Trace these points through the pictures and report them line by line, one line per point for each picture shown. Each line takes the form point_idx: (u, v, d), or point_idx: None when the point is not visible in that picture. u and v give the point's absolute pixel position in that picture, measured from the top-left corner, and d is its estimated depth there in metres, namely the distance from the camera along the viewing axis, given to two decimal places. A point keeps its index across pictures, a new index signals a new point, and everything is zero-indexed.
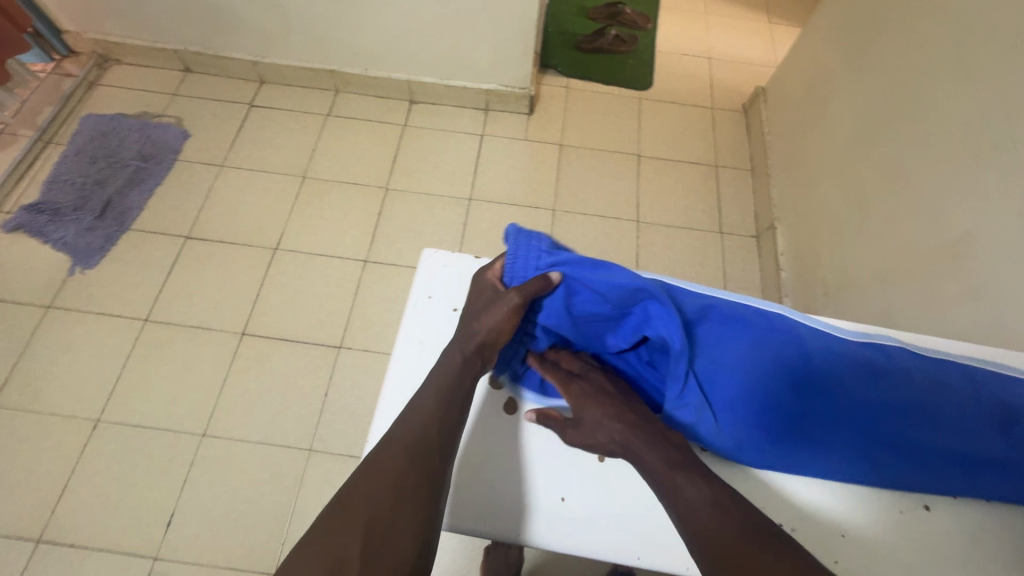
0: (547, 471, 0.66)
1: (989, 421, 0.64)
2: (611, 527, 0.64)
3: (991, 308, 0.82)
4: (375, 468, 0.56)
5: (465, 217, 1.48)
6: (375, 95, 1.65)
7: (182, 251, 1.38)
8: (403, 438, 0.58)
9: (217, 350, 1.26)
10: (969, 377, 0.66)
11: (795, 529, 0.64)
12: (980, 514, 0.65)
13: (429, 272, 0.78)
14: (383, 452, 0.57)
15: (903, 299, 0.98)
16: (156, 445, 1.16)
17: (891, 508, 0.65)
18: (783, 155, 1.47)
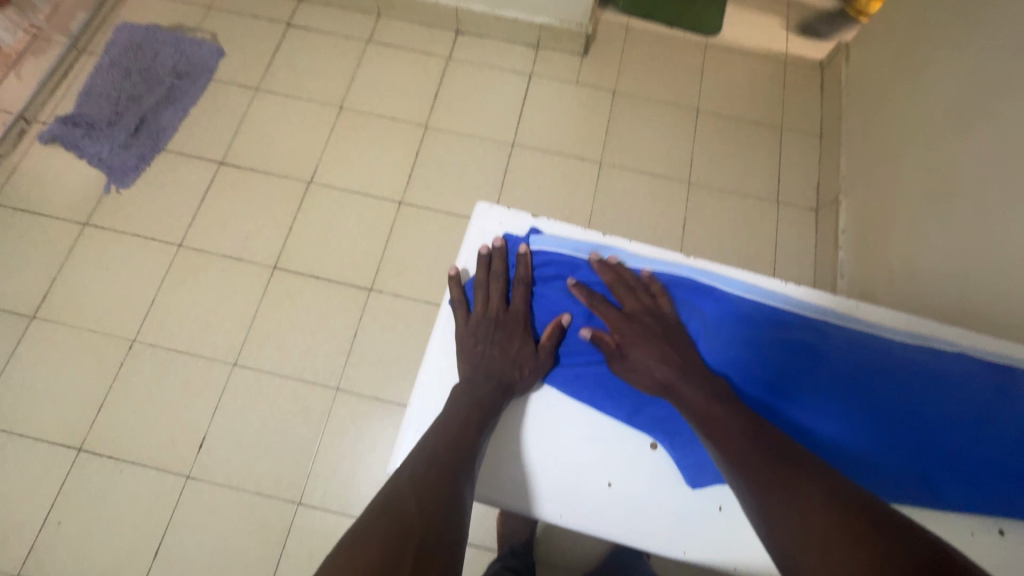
0: (596, 452, 0.63)
1: None
2: (659, 516, 0.61)
3: None
4: (426, 476, 0.53)
5: (506, 163, 1.40)
6: (419, 23, 1.53)
7: (215, 177, 1.35)
8: (449, 427, 0.58)
9: (249, 281, 1.26)
10: None
11: None
12: None
13: (482, 232, 0.73)
14: (433, 458, 0.55)
15: (979, 296, 0.90)
16: (189, 369, 1.18)
17: (959, 529, 0.60)
18: (859, 122, 1.34)
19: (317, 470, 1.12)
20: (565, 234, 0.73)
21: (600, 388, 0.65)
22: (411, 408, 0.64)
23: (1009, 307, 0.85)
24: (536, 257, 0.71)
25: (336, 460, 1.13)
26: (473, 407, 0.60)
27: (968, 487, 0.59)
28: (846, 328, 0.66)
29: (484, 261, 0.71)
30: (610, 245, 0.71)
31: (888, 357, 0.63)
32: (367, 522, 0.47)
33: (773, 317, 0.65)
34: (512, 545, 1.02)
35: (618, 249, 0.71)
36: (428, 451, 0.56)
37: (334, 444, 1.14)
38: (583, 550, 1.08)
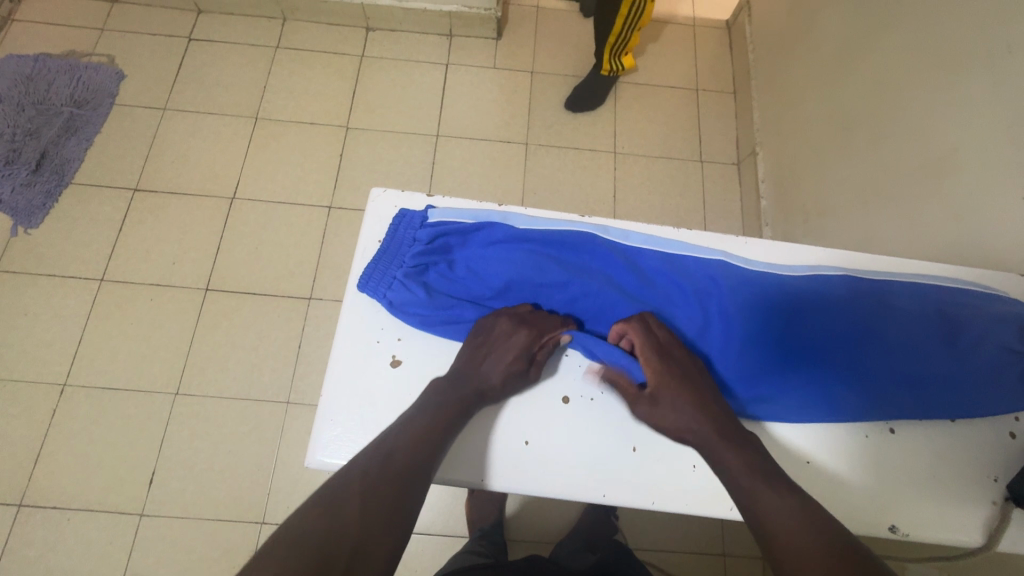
0: (511, 414, 0.62)
1: (935, 334, 0.60)
2: (579, 466, 0.61)
3: (974, 229, 0.80)
4: (377, 478, 0.50)
5: (434, 155, 1.40)
6: (327, 23, 1.50)
7: (132, 205, 1.30)
8: (407, 427, 0.55)
9: (182, 307, 1.22)
10: (944, 294, 0.63)
11: None
12: (942, 431, 0.61)
13: (379, 215, 0.68)
14: (386, 456, 0.52)
15: (883, 223, 0.96)
16: (129, 405, 1.14)
17: (856, 433, 0.61)
18: (766, 75, 1.39)
19: (277, 486, 1.10)
20: (461, 206, 0.69)
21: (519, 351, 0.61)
22: (324, 399, 0.60)
23: (910, 229, 0.90)
24: (438, 229, 0.65)
25: (296, 473, 1.11)
26: (445, 405, 0.57)
27: (860, 395, 0.60)
28: (744, 263, 0.66)
29: (383, 241, 0.65)
30: (511, 210, 0.67)
31: (785, 288, 0.63)
32: (304, 520, 0.46)
33: (677, 267, 0.65)
34: (482, 527, 1.04)
35: (518, 213, 0.68)
36: (381, 446, 0.53)
37: (291, 457, 1.12)
38: (553, 521, 1.11)
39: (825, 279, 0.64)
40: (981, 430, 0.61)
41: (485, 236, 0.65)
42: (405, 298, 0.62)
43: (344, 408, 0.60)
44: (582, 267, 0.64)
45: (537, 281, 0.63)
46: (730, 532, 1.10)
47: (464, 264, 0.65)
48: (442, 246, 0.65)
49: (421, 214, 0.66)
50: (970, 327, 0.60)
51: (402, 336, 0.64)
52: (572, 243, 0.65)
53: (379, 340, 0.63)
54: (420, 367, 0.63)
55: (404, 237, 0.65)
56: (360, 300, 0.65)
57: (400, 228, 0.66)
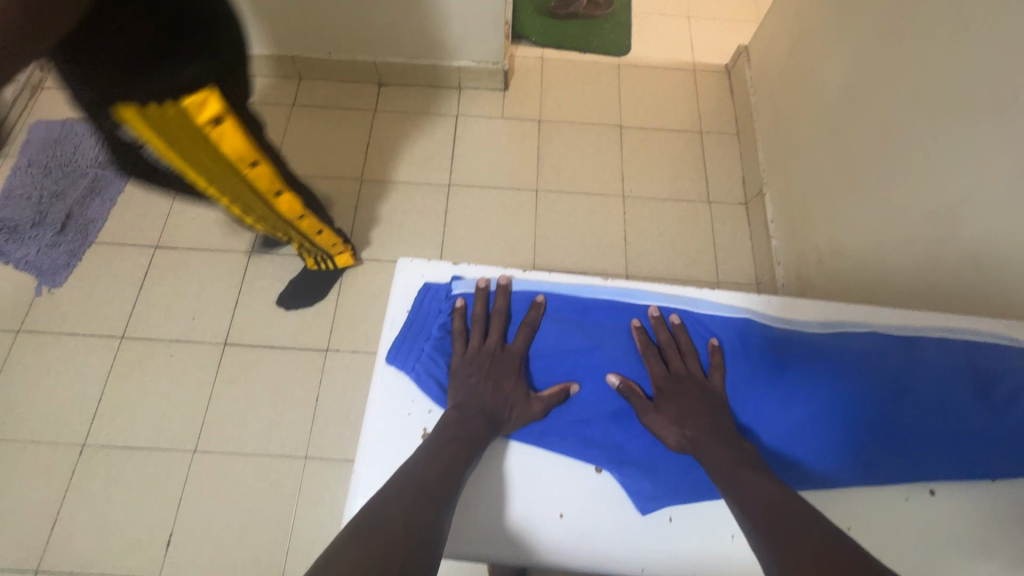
0: (543, 486, 0.61)
1: (963, 392, 0.60)
2: (615, 537, 0.59)
3: (991, 271, 0.79)
4: (411, 502, 0.50)
5: (446, 204, 1.43)
6: (341, 80, 1.56)
7: (153, 261, 1.33)
8: (435, 460, 0.55)
9: (201, 362, 1.23)
10: (968, 348, 0.63)
11: None
12: (984, 492, 0.60)
13: (406, 283, 0.69)
14: (418, 485, 0.52)
15: (898, 265, 0.96)
16: (147, 464, 1.13)
17: (895, 497, 0.60)
18: (768, 118, 1.43)
19: (295, 545, 1.08)
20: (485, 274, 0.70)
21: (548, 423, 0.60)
22: (355, 478, 0.59)
23: (926, 271, 0.91)
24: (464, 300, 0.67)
25: (315, 530, 1.10)
26: (461, 435, 0.58)
27: (897, 459, 0.59)
28: (766, 320, 0.67)
29: (410, 314, 0.67)
30: (532, 279, 0.69)
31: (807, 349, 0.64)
32: (346, 543, 0.45)
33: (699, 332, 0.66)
34: None
35: (539, 280, 0.70)
36: (411, 477, 0.53)
37: (309, 514, 1.11)
38: None
39: (848, 340, 0.65)
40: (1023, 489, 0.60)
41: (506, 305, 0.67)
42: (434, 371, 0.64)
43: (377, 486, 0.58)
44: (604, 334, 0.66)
45: (562, 348, 0.65)
46: None
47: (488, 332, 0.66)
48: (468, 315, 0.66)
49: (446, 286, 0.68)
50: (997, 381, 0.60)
51: (431, 407, 0.62)
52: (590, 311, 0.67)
53: (409, 412, 0.62)
54: None
55: (431, 307, 0.67)
56: (387, 373, 0.64)
57: (426, 300, 0.68)
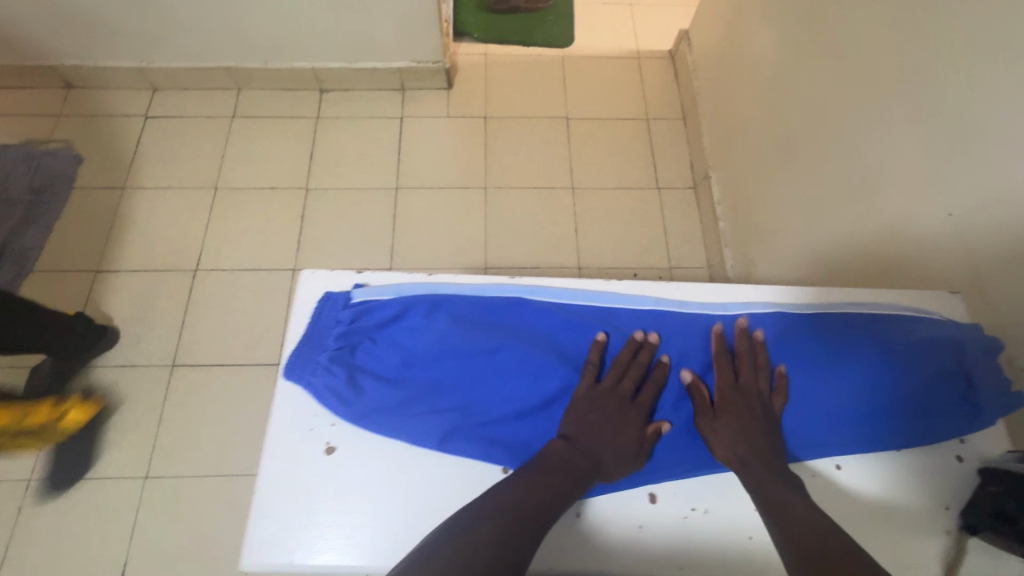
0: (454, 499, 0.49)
1: (876, 366, 0.56)
2: None
3: (901, 246, 0.77)
4: (513, 535, 0.42)
5: (395, 207, 1.41)
6: (281, 89, 1.54)
7: (94, 287, 1.29)
8: (508, 501, 0.44)
9: (149, 386, 1.20)
10: (891, 325, 0.58)
11: (707, 511, 0.52)
12: (897, 459, 0.54)
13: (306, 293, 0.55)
14: (515, 506, 0.44)
15: (821, 243, 0.95)
16: (97, 495, 1.11)
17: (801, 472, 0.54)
18: (709, 101, 1.43)
19: None
20: (390, 278, 0.57)
21: (479, 435, 0.51)
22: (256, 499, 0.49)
23: (849, 245, 0.88)
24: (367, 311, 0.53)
25: None
26: (534, 474, 0.47)
27: (806, 439, 0.54)
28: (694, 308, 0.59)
29: (303, 327, 0.53)
30: (448, 280, 0.57)
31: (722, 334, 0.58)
32: None
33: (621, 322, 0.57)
34: None
35: (458, 281, 0.57)
36: (506, 497, 0.45)
37: None
38: None
39: (775, 324, 0.58)
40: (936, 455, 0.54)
41: (416, 311, 0.54)
42: (332, 390, 0.50)
43: (282, 511, 0.48)
44: (539, 339, 0.54)
45: (490, 355, 0.53)
46: None
47: (396, 342, 0.53)
48: (375, 325, 0.53)
49: (344, 294, 0.54)
50: (913, 355, 0.56)
51: (336, 420, 0.51)
52: (525, 310, 0.55)
53: (313, 427, 0.51)
54: (379, 460, 0.50)
55: (328, 319, 0.53)
56: (283, 386, 0.52)
57: (324, 312, 0.54)
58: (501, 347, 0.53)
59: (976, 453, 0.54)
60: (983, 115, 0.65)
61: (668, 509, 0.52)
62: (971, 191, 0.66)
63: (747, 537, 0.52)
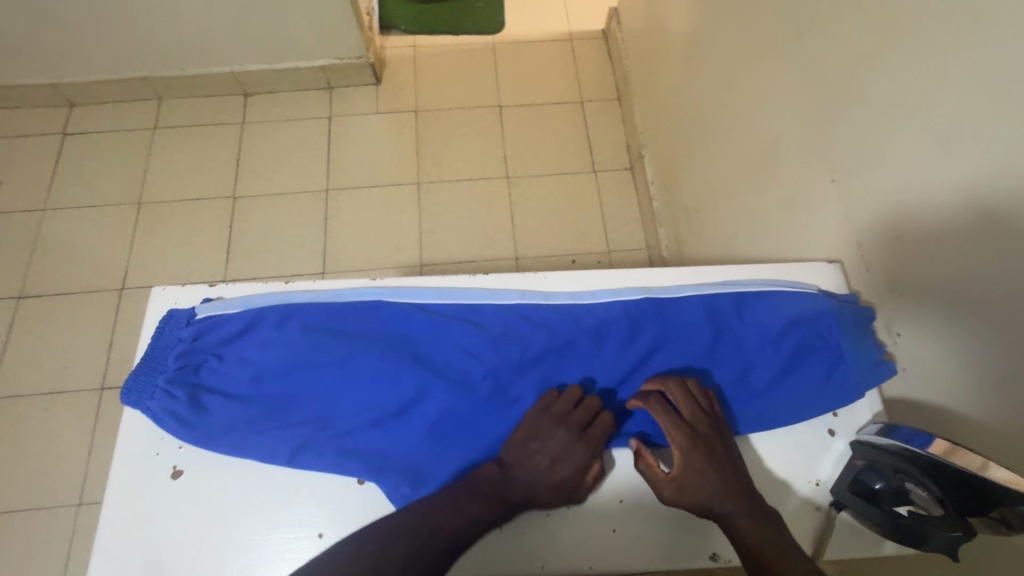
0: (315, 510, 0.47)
1: (751, 347, 0.55)
2: None
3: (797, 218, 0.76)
4: (428, 553, 0.43)
5: (326, 210, 1.38)
6: (203, 95, 1.49)
7: (17, 315, 1.25)
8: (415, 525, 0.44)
9: (77, 412, 1.17)
10: (774, 301, 0.56)
11: (571, 506, 0.50)
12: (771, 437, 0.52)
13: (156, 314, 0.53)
14: (427, 520, 0.45)
15: (735, 217, 0.94)
16: (30, 527, 1.08)
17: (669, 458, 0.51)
18: (639, 79, 1.41)
19: None
20: (242, 292, 0.54)
21: (332, 446, 0.49)
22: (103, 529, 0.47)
23: (756, 218, 0.87)
24: (211, 329, 0.51)
25: None
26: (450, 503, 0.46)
27: None
28: (572, 298, 0.56)
29: (145, 349, 0.51)
30: (303, 289, 0.54)
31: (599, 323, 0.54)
32: None
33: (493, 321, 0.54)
34: None
35: (313, 289, 0.55)
36: (423, 518, 0.44)
37: None
38: None
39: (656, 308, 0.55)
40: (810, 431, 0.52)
41: (265, 326, 0.51)
42: (172, 413, 0.48)
43: (128, 538, 0.47)
44: (399, 345, 0.52)
45: (344, 366, 0.51)
46: None
47: (246, 359, 0.51)
48: (222, 343, 0.51)
49: (189, 312, 0.52)
50: (790, 332, 0.54)
51: (184, 443, 0.49)
52: (384, 316, 0.53)
53: (159, 451, 0.49)
54: (232, 476, 0.48)
55: (172, 340, 0.51)
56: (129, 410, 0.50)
57: (166, 332, 0.51)
58: (354, 355, 0.51)
59: (849, 426, 0.52)
60: (852, 75, 0.63)
61: (532, 508, 0.50)
62: (849, 154, 0.65)
63: (610, 531, 0.49)
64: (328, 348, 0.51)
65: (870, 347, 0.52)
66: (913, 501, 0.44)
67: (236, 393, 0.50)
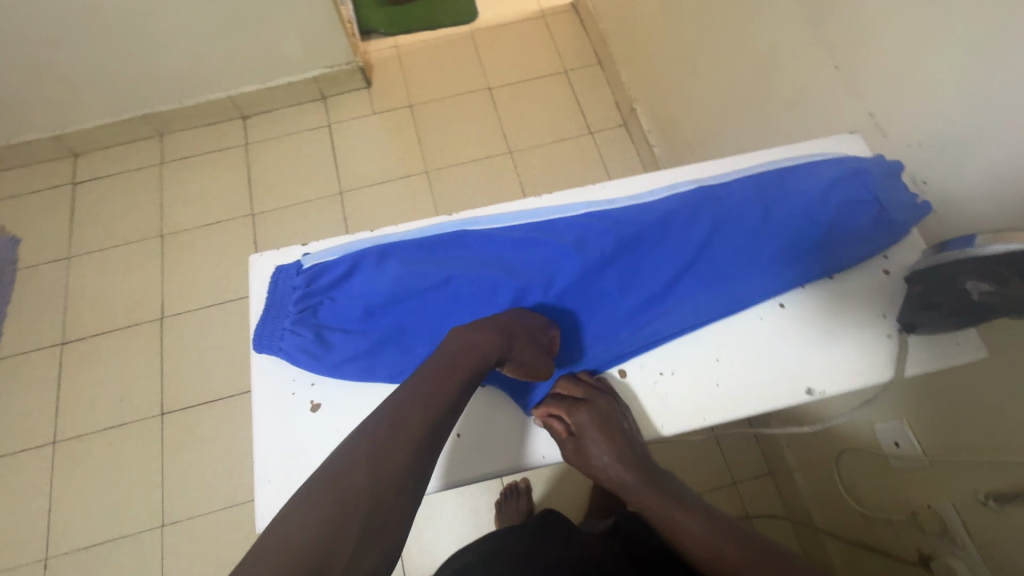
0: None
1: (801, 211, 0.60)
2: (509, 442, 0.56)
3: (803, 116, 0.82)
4: (399, 446, 0.46)
5: (343, 212, 1.42)
6: (202, 125, 1.53)
7: (63, 359, 1.27)
8: (389, 421, 0.47)
9: (142, 439, 1.19)
10: (807, 169, 0.62)
11: (675, 372, 0.58)
12: (828, 286, 0.60)
13: (261, 277, 0.59)
14: (397, 421, 0.47)
15: (739, 136, 1.00)
16: (120, 555, 1.10)
17: (750, 318, 0.59)
18: (617, 40, 1.48)
19: None
20: (334, 244, 0.60)
21: None
22: (258, 463, 0.51)
23: (761, 130, 0.93)
24: (317, 274, 0.56)
25: None
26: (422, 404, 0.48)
27: (747, 290, 0.58)
28: (631, 201, 0.62)
29: (264, 303, 0.57)
30: (390, 232, 0.60)
31: (660, 215, 0.59)
32: (295, 516, 0.41)
33: (566, 230, 0.59)
34: None
35: (398, 231, 0.60)
36: (397, 419, 0.47)
37: None
38: (569, 505, 1.09)
39: (707, 194, 0.61)
40: (864, 275, 0.60)
41: (364, 265, 0.56)
42: (303, 349, 0.53)
43: (285, 466, 0.51)
44: (486, 261, 0.57)
45: (441, 288, 0.56)
46: (729, 451, 1.11)
47: (353, 297, 0.55)
48: (328, 286, 0.55)
49: (294, 264, 0.57)
50: (835, 190, 0.60)
51: (315, 379, 0.54)
52: (466, 242, 0.58)
53: (293, 390, 0.54)
54: (367, 399, 0.54)
55: (284, 291, 0.56)
56: (259, 360, 0.55)
57: (278, 284, 0.57)
58: (453, 277, 0.56)
59: (900, 264, 0.60)
60: None
61: (639, 380, 0.58)
62: (845, 40, 0.71)
63: (714, 384, 0.57)
64: (423, 275, 0.55)
65: (905, 193, 0.58)
66: (982, 293, 0.48)
67: (350, 328, 0.55)
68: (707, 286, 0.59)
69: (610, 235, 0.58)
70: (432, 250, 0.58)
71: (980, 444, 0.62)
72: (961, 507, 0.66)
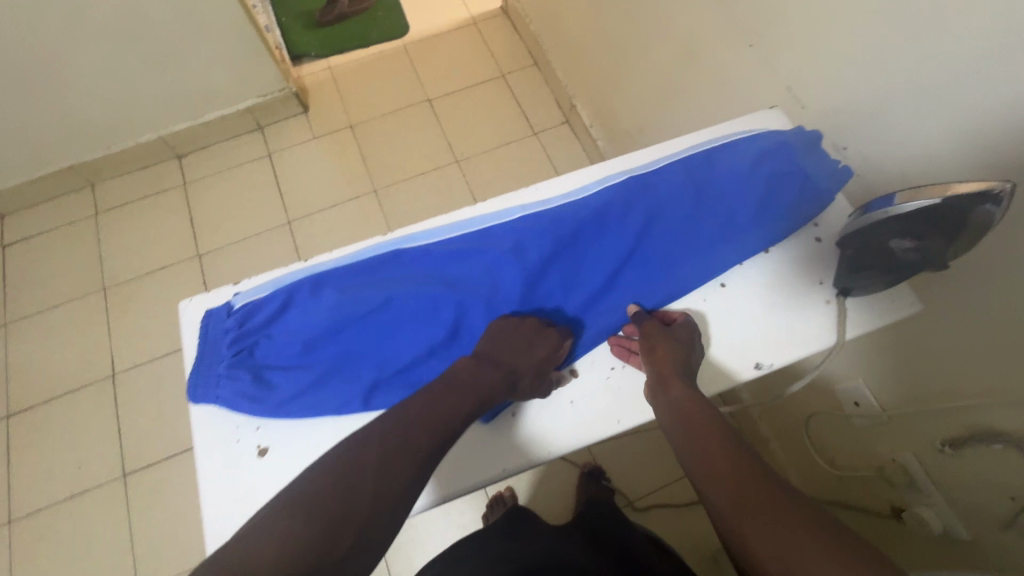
0: None
1: (730, 188, 0.60)
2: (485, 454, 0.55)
3: (729, 95, 0.84)
4: (402, 462, 0.45)
5: (294, 241, 1.39)
6: (135, 169, 1.47)
7: (10, 433, 1.20)
8: (393, 431, 0.47)
9: (106, 504, 1.14)
10: (733, 147, 0.63)
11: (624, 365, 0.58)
12: (764, 260, 0.61)
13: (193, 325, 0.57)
14: (402, 437, 0.47)
15: (674, 121, 1.02)
16: None
17: (692, 301, 0.60)
18: (549, 39, 1.48)
19: None
20: (265, 279, 0.58)
21: (398, 381, 0.54)
22: (207, 518, 0.49)
23: (693, 113, 0.95)
24: (248, 314, 0.54)
25: None
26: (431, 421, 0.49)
27: (686, 275, 0.59)
28: (564, 199, 0.61)
29: (198, 351, 0.55)
30: (323, 259, 0.58)
31: (594, 209, 0.59)
32: (274, 523, 0.40)
33: (502, 235, 0.59)
34: None
35: (332, 258, 0.59)
36: (396, 432, 0.47)
37: None
38: (556, 507, 1.08)
39: (638, 183, 0.61)
40: (795, 245, 0.61)
41: (296, 296, 0.54)
42: (242, 393, 0.52)
43: (235, 517, 0.49)
44: (424, 277, 0.56)
45: (381, 310, 0.54)
46: None
47: (290, 332, 0.54)
48: (262, 324, 0.54)
49: (225, 306, 0.55)
50: (761, 164, 0.60)
51: (260, 423, 0.53)
52: (402, 260, 0.57)
53: (238, 437, 0.53)
54: (315, 435, 0.52)
55: (219, 337, 0.55)
56: (199, 411, 0.54)
57: (211, 329, 0.55)
58: (392, 297, 0.54)
59: (829, 230, 0.61)
60: None
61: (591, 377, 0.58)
62: (758, 17, 0.73)
63: None
64: (360, 299, 0.54)
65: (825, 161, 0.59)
66: (903, 251, 0.50)
67: (291, 365, 0.54)
68: (648, 275, 0.59)
69: (547, 235, 0.57)
70: (368, 273, 0.57)
71: (931, 393, 0.64)
72: (923, 456, 0.67)
